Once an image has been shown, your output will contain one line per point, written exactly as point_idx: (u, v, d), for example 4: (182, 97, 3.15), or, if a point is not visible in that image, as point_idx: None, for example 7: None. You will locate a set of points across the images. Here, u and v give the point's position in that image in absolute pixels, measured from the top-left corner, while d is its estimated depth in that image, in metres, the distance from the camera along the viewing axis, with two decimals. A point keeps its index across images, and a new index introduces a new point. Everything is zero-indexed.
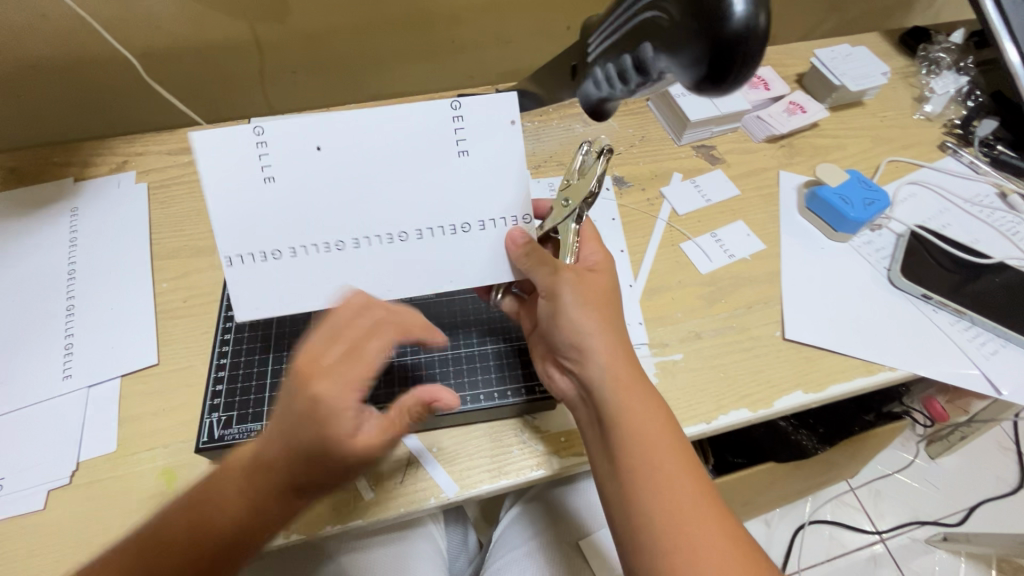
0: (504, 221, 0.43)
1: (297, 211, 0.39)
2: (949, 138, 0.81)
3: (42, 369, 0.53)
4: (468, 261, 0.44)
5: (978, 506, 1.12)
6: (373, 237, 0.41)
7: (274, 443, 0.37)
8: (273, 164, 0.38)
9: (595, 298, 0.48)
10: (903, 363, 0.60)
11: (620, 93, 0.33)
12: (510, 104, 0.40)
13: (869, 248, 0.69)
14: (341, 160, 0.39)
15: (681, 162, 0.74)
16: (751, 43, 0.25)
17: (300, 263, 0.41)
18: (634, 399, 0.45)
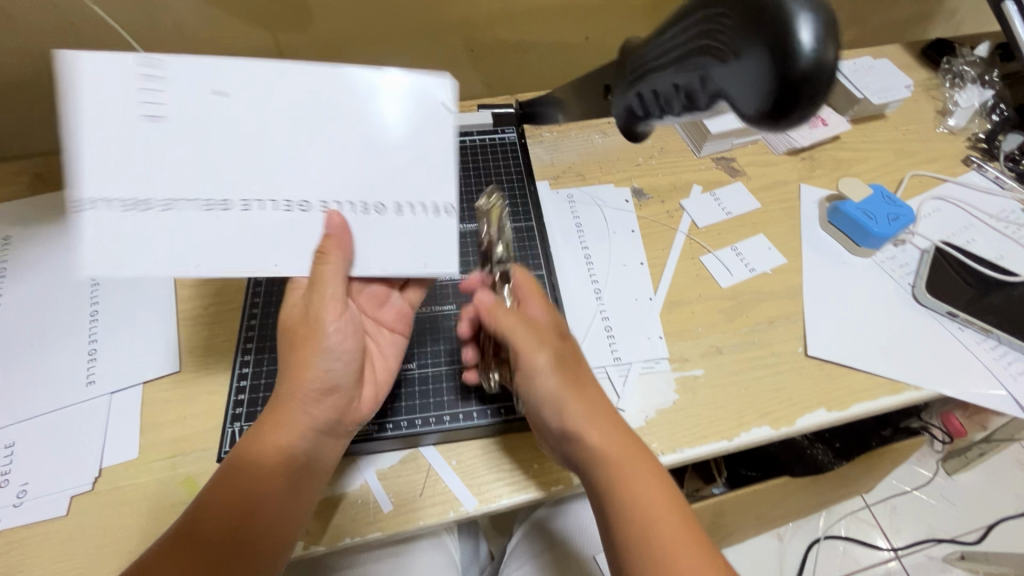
0: (423, 206, 0.45)
1: (181, 165, 0.41)
2: (973, 153, 0.80)
3: (65, 374, 0.54)
4: (378, 247, 0.45)
5: (999, 525, 1.09)
6: (259, 202, 0.43)
7: (294, 405, 0.44)
8: (155, 101, 0.41)
9: (572, 373, 0.48)
10: (928, 383, 0.59)
11: (665, 117, 0.35)
12: (450, 91, 0.44)
13: (893, 264, 0.68)
14: (241, 116, 0.42)
15: (701, 175, 0.74)
16: (816, 84, 0.26)
17: (173, 217, 0.42)
18: (627, 469, 0.44)
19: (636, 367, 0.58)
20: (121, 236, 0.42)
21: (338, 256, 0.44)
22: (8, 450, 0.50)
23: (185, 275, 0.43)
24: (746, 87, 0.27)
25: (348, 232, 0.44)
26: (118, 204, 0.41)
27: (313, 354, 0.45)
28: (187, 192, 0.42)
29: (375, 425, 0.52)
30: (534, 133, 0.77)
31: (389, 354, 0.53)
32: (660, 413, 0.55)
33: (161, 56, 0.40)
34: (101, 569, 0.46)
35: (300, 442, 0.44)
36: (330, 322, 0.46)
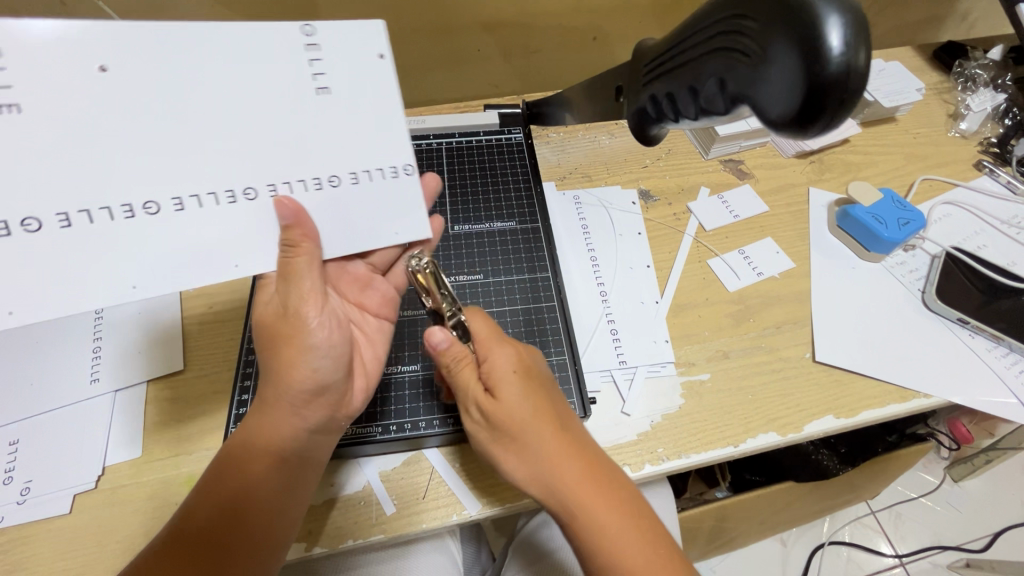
0: (377, 172, 0.44)
1: (76, 168, 0.36)
2: (985, 157, 0.79)
3: (69, 372, 0.54)
4: (336, 225, 0.44)
5: (1007, 534, 1.08)
6: (192, 198, 0.39)
7: (280, 406, 0.42)
8: (11, 91, 0.33)
9: (502, 425, 0.42)
10: (938, 390, 0.58)
11: (682, 121, 0.33)
12: (376, 41, 0.41)
13: (902, 269, 0.67)
14: (134, 93, 0.36)
15: (709, 177, 0.73)
16: (845, 91, 0.24)
17: (80, 234, 0.37)
18: (598, 509, 0.41)
19: (642, 371, 0.57)
20: (10, 265, 0.36)
21: (309, 247, 0.42)
22: (12, 447, 0.50)
23: (115, 299, 0.39)
24: (767, 93, 0.25)
25: (305, 216, 0.42)
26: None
27: (296, 355, 0.42)
28: (93, 200, 0.37)
29: (378, 428, 0.51)
30: (540, 133, 0.77)
31: (374, 337, 0.51)
32: (665, 418, 0.55)
33: (1, 23, 0.32)
34: (103, 568, 0.45)
35: (291, 441, 0.43)
36: (314, 315, 0.42)
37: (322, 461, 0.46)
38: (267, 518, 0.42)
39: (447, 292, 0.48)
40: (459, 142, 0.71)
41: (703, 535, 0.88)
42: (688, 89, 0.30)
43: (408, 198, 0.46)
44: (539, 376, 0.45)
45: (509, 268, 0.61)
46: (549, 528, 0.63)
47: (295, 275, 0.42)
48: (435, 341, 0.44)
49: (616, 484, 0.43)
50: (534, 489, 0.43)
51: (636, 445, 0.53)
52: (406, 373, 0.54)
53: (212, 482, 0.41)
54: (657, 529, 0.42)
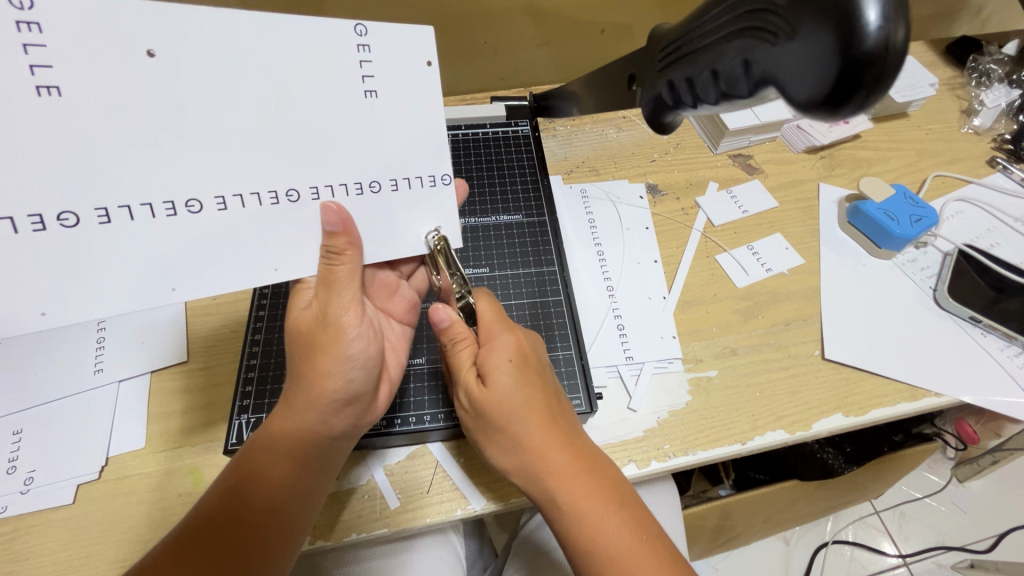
0: (417, 180, 0.42)
1: (116, 162, 0.34)
2: (999, 154, 0.77)
3: (72, 362, 0.53)
4: (374, 230, 0.42)
5: (1011, 535, 1.07)
6: (236, 197, 0.37)
7: (310, 414, 0.42)
8: (51, 72, 0.31)
9: (491, 413, 0.42)
10: (949, 389, 0.57)
11: (700, 106, 0.32)
12: (427, 43, 0.38)
13: (913, 266, 0.66)
14: (178, 84, 0.33)
15: (718, 172, 0.73)
16: (881, 68, 0.23)
17: (118, 231, 0.35)
18: (587, 499, 0.41)
19: (649, 367, 0.57)
20: (43, 259, 0.34)
21: (353, 257, 0.41)
22: (16, 437, 0.50)
23: (155, 301, 0.38)
24: (796, 72, 0.24)
25: (350, 222, 0.40)
26: (30, 224, 0.33)
27: (330, 364, 0.42)
28: (133, 196, 0.35)
29: (383, 421, 0.51)
30: (547, 127, 0.76)
31: (398, 344, 0.51)
32: (672, 414, 0.54)
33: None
34: (106, 558, 0.45)
35: (316, 448, 0.43)
36: (353, 327, 0.42)
37: (338, 466, 0.46)
38: (282, 524, 0.41)
39: (459, 273, 0.45)
40: (465, 134, 0.70)
41: (706, 533, 0.88)
42: (708, 72, 0.29)
43: (447, 205, 0.44)
44: (535, 365, 0.45)
45: (516, 261, 0.60)
46: (546, 528, 0.63)
47: (336, 286, 0.41)
48: (439, 317, 0.44)
49: (603, 475, 0.42)
50: (518, 476, 0.43)
51: (643, 441, 0.53)
52: (411, 366, 0.53)
53: (230, 483, 0.41)
54: (643, 520, 0.42)
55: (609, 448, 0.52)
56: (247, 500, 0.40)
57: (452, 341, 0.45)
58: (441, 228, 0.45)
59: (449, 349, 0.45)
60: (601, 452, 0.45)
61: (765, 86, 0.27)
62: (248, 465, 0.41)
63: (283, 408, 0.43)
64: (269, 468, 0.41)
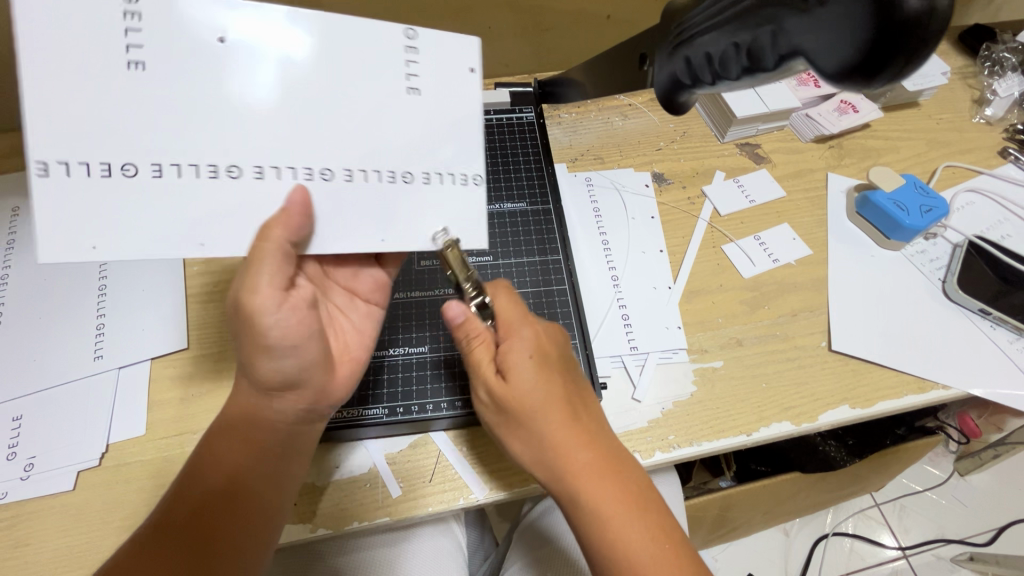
0: (449, 176, 0.40)
1: (175, 123, 0.34)
2: (1011, 144, 0.76)
3: (72, 349, 0.53)
4: (405, 218, 0.40)
5: (1011, 527, 1.07)
6: (273, 168, 0.36)
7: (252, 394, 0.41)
8: (143, 50, 0.33)
9: (513, 411, 0.41)
10: (955, 382, 0.57)
11: (721, 82, 0.30)
12: (471, 51, 0.40)
13: (923, 258, 0.65)
14: (247, 67, 0.35)
15: (724, 161, 0.71)
16: (923, 35, 0.22)
17: (169, 186, 0.35)
18: (607, 504, 0.41)
19: (653, 357, 0.56)
20: (101, 209, 0.34)
21: (282, 237, 0.36)
22: (15, 423, 0.49)
23: (184, 255, 0.36)
24: (831, 39, 0.23)
25: (311, 208, 0.37)
26: (98, 170, 0.34)
27: (257, 353, 0.39)
28: (184, 156, 0.35)
29: (383, 409, 0.50)
30: (552, 114, 0.75)
31: (358, 325, 0.49)
32: (677, 404, 0.54)
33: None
34: (108, 543, 0.45)
35: (270, 436, 0.42)
36: (272, 312, 0.38)
37: (306, 455, 0.45)
38: (247, 509, 0.41)
39: (471, 274, 0.43)
40: None
41: (706, 525, 0.88)
42: (729, 46, 0.28)
43: (475, 206, 0.41)
44: (557, 362, 0.44)
45: (519, 250, 0.59)
46: (550, 517, 0.63)
47: (255, 268, 0.37)
48: (451, 313, 0.43)
49: (627, 479, 0.42)
50: (540, 473, 0.42)
51: (646, 432, 0.52)
52: (414, 354, 0.53)
53: (193, 475, 0.41)
54: (667, 529, 0.41)
55: None
56: (214, 491, 0.40)
57: (468, 339, 0.44)
58: (451, 228, 0.41)
59: (464, 345, 0.44)
60: (626, 450, 0.44)
61: (794, 55, 0.25)
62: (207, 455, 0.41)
63: (239, 394, 0.43)
64: (232, 449, 0.41)
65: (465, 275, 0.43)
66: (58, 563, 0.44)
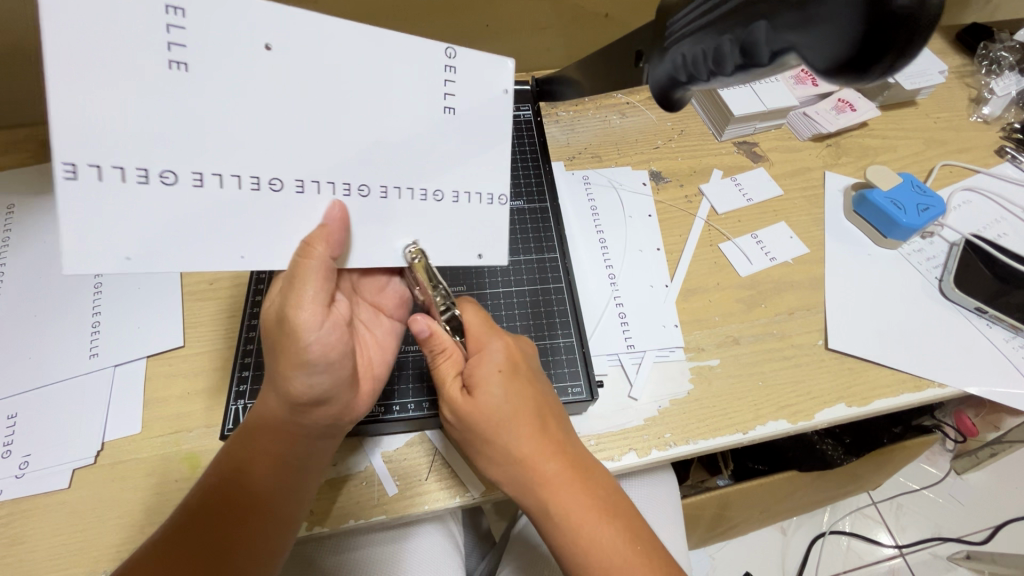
0: (477, 196, 0.41)
1: (222, 131, 0.33)
2: (1007, 143, 0.76)
3: (67, 347, 0.53)
4: (437, 234, 0.41)
5: (1006, 525, 1.07)
6: (313, 182, 0.36)
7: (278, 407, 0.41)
8: (185, 51, 0.31)
9: (478, 426, 0.41)
10: (953, 380, 0.57)
11: (716, 79, 0.30)
12: (505, 74, 0.38)
13: (920, 256, 0.65)
14: (294, 75, 0.33)
15: (722, 159, 0.71)
16: (912, 30, 0.22)
17: (208, 197, 0.35)
18: (578, 512, 0.41)
19: (650, 355, 0.56)
20: (132, 214, 0.34)
21: (323, 253, 0.37)
22: (10, 421, 0.49)
23: (222, 265, 0.36)
24: (821, 37, 0.23)
25: (347, 226, 0.38)
26: (134, 176, 0.33)
27: (292, 368, 0.39)
28: (226, 166, 0.34)
29: (381, 407, 0.50)
30: (549, 112, 0.75)
31: (383, 338, 0.49)
32: (673, 403, 0.54)
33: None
34: (102, 542, 0.45)
35: (292, 446, 0.42)
36: (311, 330, 0.38)
37: (323, 463, 0.45)
38: (267, 518, 0.41)
39: (442, 287, 0.42)
40: None
41: (704, 523, 0.88)
42: (721, 43, 0.27)
43: (501, 226, 0.43)
44: (525, 372, 0.43)
45: (518, 249, 0.59)
46: None
47: (299, 283, 0.37)
48: (418, 328, 0.42)
49: (598, 487, 0.42)
50: (510, 486, 0.42)
51: (643, 430, 0.52)
52: (411, 353, 0.53)
53: (212, 481, 0.41)
54: (640, 534, 0.41)
55: (608, 437, 0.52)
56: (233, 498, 0.40)
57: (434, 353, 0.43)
58: (419, 242, 0.41)
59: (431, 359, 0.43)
60: (595, 458, 0.44)
61: (786, 50, 0.25)
62: (226, 463, 0.41)
63: (265, 403, 0.42)
64: (256, 459, 0.41)
65: (438, 286, 0.42)
66: (53, 561, 0.44)
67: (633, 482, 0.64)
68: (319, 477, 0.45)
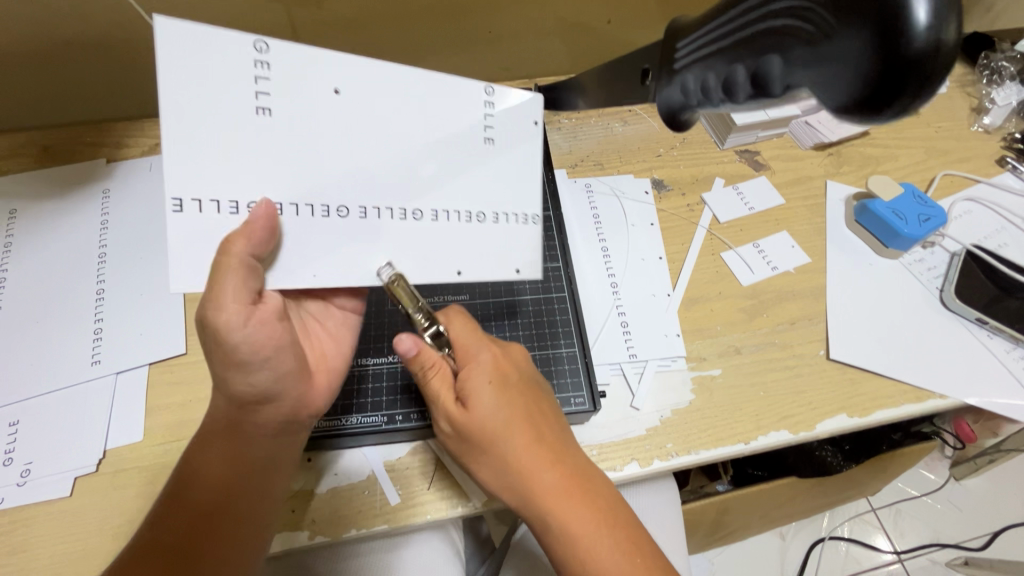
0: (515, 217, 0.42)
1: (297, 163, 0.36)
2: (1009, 153, 0.76)
3: (68, 354, 0.52)
4: (487, 256, 0.42)
5: (1004, 532, 1.07)
6: (376, 208, 0.38)
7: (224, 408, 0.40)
8: (270, 97, 0.35)
9: (473, 436, 0.41)
10: (953, 392, 0.57)
11: (725, 105, 0.29)
12: (535, 105, 0.41)
13: (921, 266, 0.66)
14: (359, 111, 0.36)
15: (724, 168, 0.71)
16: (928, 71, 0.20)
17: (287, 224, 0.36)
18: (575, 521, 0.40)
19: (652, 365, 0.56)
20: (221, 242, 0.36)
21: (244, 251, 0.34)
22: (11, 429, 0.49)
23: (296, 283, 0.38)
24: (833, 75, 0.22)
25: (275, 220, 0.36)
26: (228, 207, 0.35)
27: (229, 367, 0.37)
28: (302, 194, 0.36)
29: (384, 417, 0.50)
30: (552, 118, 0.74)
31: (335, 332, 0.47)
32: (675, 413, 0.54)
33: (276, 42, 0.34)
34: (104, 550, 0.45)
35: (246, 446, 0.41)
36: (236, 330, 0.35)
37: (285, 463, 0.44)
38: (226, 522, 0.41)
39: (424, 304, 0.41)
40: None
41: (704, 529, 0.88)
42: (731, 71, 0.26)
43: (538, 244, 0.43)
44: (518, 382, 0.44)
45: None
46: None
47: (217, 285, 0.34)
48: (405, 347, 0.41)
49: (594, 492, 0.42)
50: (506, 496, 0.42)
51: (646, 439, 0.52)
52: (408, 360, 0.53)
53: (174, 494, 0.40)
54: (639, 542, 0.41)
55: (610, 446, 0.52)
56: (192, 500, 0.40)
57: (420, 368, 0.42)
58: (393, 262, 0.39)
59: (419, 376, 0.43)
60: (593, 463, 0.44)
61: (799, 84, 0.24)
62: (186, 475, 0.41)
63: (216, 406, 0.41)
64: (210, 463, 0.41)
65: (418, 307, 0.41)
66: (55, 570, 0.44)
67: (633, 489, 0.64)
68: (285, 478, 0.45)
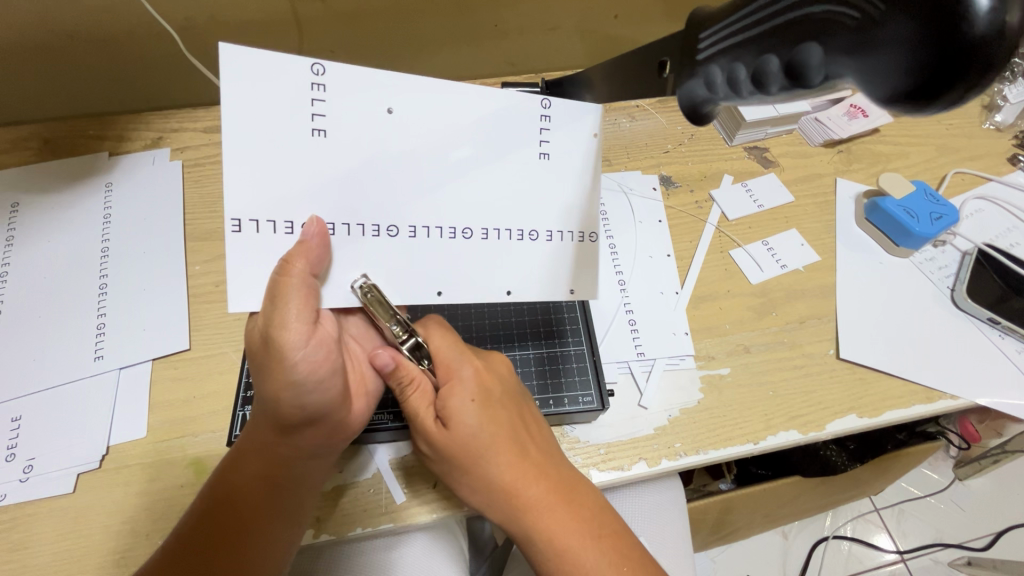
0: (566, 234, 0.42)
1: (347, 182, 0.36)
2: (1020, 151, 0.76)
3: (71, 349, 0.52)
4: (534, 275, 0.42)
5: (1007, 532, 1.07)
6: (425, 228, 0.38)
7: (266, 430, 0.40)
8: (326, 119, 0.35)
9: (454, 455, 0.41)
10: (965, 392, 0.56)
11: (755, 97, 0.27)
12: (593, 119, 0.41)
13: (931, 265, 0.65)
14: (411, 133, 0.36)
15: (733, 164, 0.71)
16: (990, 57, 0.19)
17: (338, 242, 0.37)
18: (562, 535, 0.40)
19: (661, 363, 0.56)
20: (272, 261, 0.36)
21: (304, 270, 0.35)
22: (14, 424, 0.49)
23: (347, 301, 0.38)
24: (883, 63, 0.20)
25: (328, 243, 0.36)
26: (282, 228, 0.36)
27: (279, 387, 0.36)
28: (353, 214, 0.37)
29: (390, 415, 0.49)
30: None
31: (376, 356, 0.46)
32: (684, 412, 0.53)
33: (333, 64, 0.34)
34: (106, 547, 0.45)
35: (283, 468, 0.41)
36: (296, 348, 0.35)
37: (314, 485, 0.43)
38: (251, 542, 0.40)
39: (400, 316, 0.39)
40: None
41: (707, 527, 0.88)
42: (763, 61, 0.25)
43: (586, 262, 0.43)
44: (501, 396, 0.43)
45: None
46: None
47: (280, 305, 0.35)
48: (383, 361, 0.41)
49: (581, 504, 0.41)
50: (492, 513, 0.41)
51: (653, 438, 0.52)
52: None
53: (201, 511, 0.40)
54: (630, 552, 0.41)
55: (618, 445, 0.51)
56: (220, 518, 0.39)
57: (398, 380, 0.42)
58: (369, 275, 0.38)
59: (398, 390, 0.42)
60: (579, 473, 0.44)
61: (840, 73, 0.23)
62: (222, 485, 0.40)
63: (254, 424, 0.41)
64: (244, 481, 0.40)
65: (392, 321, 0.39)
66: (57, 566, 0.44)
67: (638, 488, 0.64)
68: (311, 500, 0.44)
